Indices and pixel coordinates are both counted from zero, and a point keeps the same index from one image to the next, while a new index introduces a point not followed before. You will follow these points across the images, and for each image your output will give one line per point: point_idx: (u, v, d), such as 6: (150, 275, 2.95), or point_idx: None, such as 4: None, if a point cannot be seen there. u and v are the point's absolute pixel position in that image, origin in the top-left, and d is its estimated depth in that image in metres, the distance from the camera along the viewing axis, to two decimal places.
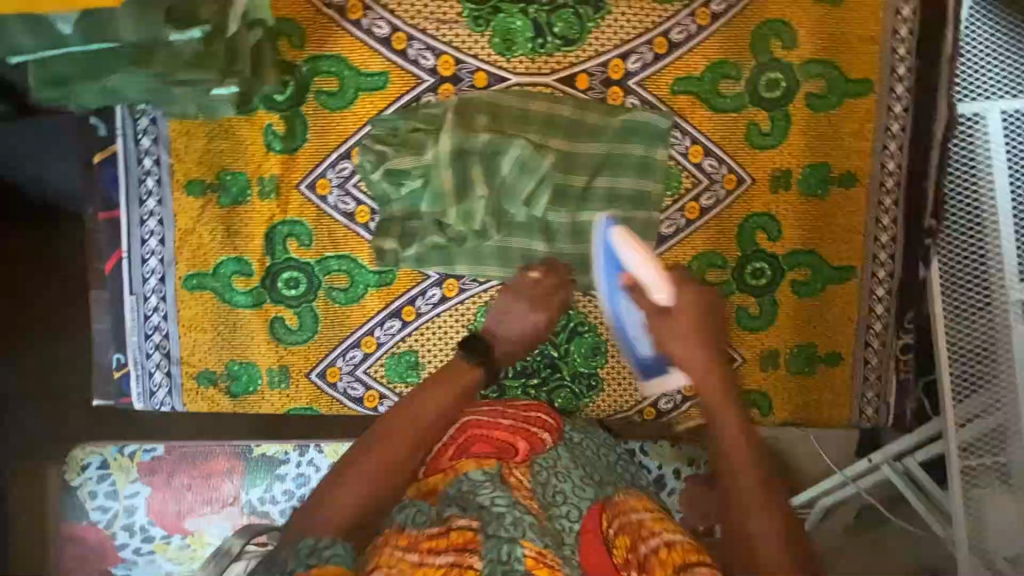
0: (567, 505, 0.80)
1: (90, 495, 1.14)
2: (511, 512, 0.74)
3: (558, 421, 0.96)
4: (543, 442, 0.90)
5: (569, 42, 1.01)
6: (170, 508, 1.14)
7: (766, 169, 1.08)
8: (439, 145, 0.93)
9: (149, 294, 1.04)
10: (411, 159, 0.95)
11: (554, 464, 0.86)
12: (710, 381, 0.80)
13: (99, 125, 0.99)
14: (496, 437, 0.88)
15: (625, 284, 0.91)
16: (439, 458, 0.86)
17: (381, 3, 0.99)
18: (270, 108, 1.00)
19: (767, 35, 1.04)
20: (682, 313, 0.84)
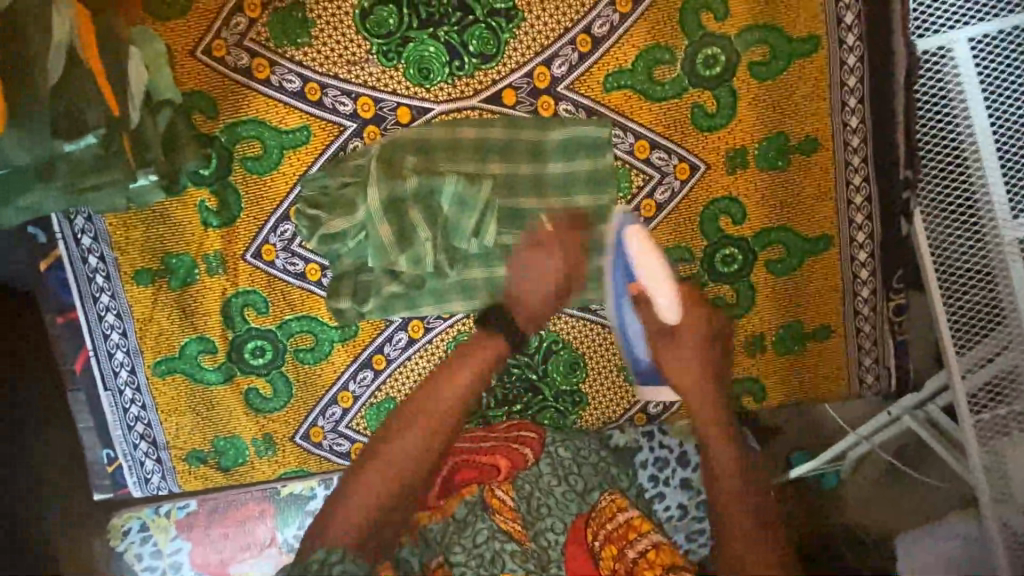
0: (552, 517, 0.84)
1: (136, 558, 1.11)
2: (489, 548, 0.79)
3: (539, 433, 0.99)
4: (524, 458, 0.93)
5: (487, 59, 0.96)
6: (212, 558, 1.11)
7: (719, 150, 1.02)
8: (369, 200, 0.89)
9: (123, 387, 1.04)
10: (345, 223, 0.92)
11: (536, 479, 0.90)
12: (700, 401, 0.89)
13: (38, 233, 0.98)
14: (477, 462, 0.90)
15: (632, 298, 0.95)
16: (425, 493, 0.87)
17: (287, 56, 0.95)
18: (198, 183, 0.98)
19: (697, 9, 0.97)
20: (695, 341, 0.91)
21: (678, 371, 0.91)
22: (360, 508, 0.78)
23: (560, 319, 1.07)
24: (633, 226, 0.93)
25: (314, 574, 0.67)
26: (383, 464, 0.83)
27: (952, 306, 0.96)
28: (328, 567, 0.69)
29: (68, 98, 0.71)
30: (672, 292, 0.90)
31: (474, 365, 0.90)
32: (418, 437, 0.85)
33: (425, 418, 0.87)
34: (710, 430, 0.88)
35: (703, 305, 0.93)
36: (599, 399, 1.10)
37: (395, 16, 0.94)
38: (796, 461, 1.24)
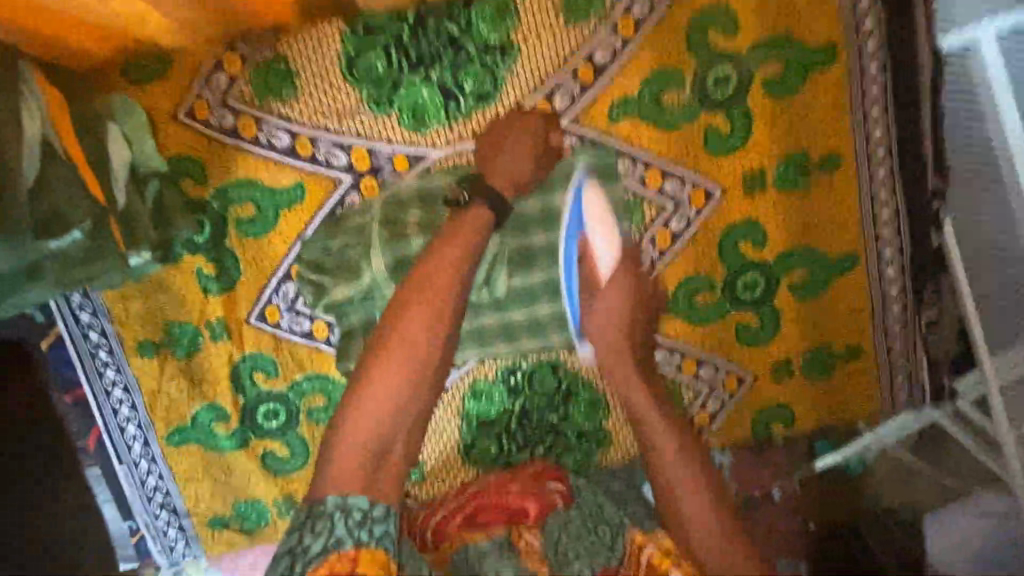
0: (580, 560, 0.82)
1: None
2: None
3: (567, 487, 0.94)
4: (555, 505, 0.90)
5: (484, 98, 0.91)
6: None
7: (735, 174, 0.96)
8: (374, 266, 0.89)
9: (138, 459, 1.03)
10: (351, 288, 0.91)
11: (565, 523, 0.86)
12: (619, 342, 0.90)
13: (35, 312, 0.97)
14: (505, 503, 0.90)
15: (577, 251, 0.87)
16: (449, 522, 0.89)
17: (273, 112, 0.90)
18: (194, 251, 0.94)
19: (704, 26, 0.90)
20: (618, 298, 0.89)
21: (609, 312, 0.89)
22: (365, 436, 0.69)
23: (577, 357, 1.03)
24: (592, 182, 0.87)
25: (352, 531, 0.64)
26: (358, 426, 0.70)
27: (983, 306, 0.94)
28: (370, 523, 0.65)
29: (46, 199, 0.69)
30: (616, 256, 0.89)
31: (453, 275, 0.79)
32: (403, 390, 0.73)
33: (404, 351, 0.75)
34: (621, 376, 0.92)
35: (642, 275, 0.93)
36: (623, 435, 1.06)
37: (383, 60, 0.89)
38: (821, 449, 1.11)
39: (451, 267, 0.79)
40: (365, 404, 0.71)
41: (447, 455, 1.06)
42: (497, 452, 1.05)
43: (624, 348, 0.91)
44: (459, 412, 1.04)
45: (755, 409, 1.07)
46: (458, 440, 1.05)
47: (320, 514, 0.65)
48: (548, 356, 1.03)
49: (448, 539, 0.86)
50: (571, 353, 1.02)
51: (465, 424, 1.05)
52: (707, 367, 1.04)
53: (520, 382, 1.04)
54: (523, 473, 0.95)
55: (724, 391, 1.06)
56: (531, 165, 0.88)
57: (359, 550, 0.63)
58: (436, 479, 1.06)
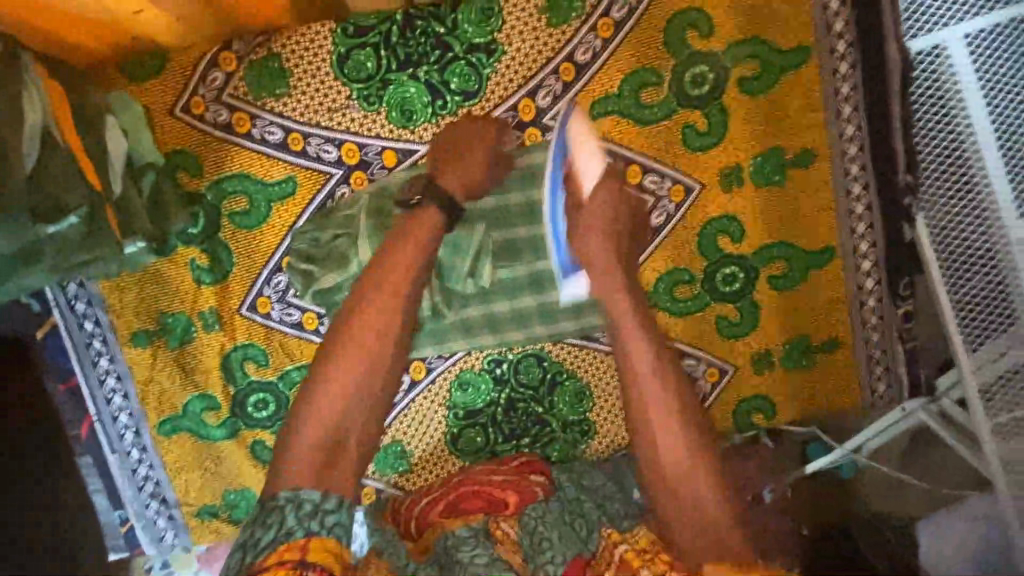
0: (553, 551, 0.74)
1: None
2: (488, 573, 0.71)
3: (548, 478, 0.94)
4: (535, 495, 0.89)
5: (470, 95, 0.94)
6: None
7: (713, 170, 1.00)
8: (361, 254, 0.91)
9: (130, 448, 1.04)
10: (337, 275, 0.93)
11: (543, 514, 0.82)
12: (609, 267, 0.78)
13: (32, 302, 0.99)
14: (486, 492, 0.90)
15: (561, 177, 0.83)
16: (432, 510, 0.90)
17: (267, 108, 0.93)
18: (188, 242, 0.97)
19: (681, 28, 0.94)
20: (599, 207, 0.80)
21: (586, 220, 0.79)
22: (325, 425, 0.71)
23: (563, 349, 1.05)
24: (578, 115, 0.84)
25: (303, 520, 0.64)
26: (315, 418, 0.71)
27: (961, 305, 0.92)
28: (321, 514, 0.65)
29: (46, 185, 0.72)
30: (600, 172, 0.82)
31: (407, 273, 0.80)
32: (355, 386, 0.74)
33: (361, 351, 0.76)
34: (609, 288, 0.77)
35: (625, 189, 0.85)
36: (608, 425, 1.07)
37: (372, 58, 0.92)
38: (813, 453, 1.16)
39: (406, 264, 0.80)
40: (320, 403, 0.72)
41: (434, 445, 1.07)
42: (483, 441, 1.07)
43: (617, 275, 0.78)
44: (446, 403, 1.06)
45: (737, 400, 1.09)
46: (444, 431, 1.07)
47: (273, 507, 0.65)
48: (533, 348, 1.05)
49: (429, 527, 0.88)
50: (558, 345, 1.05)
51: (452, 414, 1.07)
52: (688, 358, 1.07)
53: (506, 373, 1.06)
54: (506, 466, 0.96)
55: (706, 382, 1.08)
56: (480, 174, 0.87)
57: (310, 539, 0.62)
58: (423, 469, 1.08)
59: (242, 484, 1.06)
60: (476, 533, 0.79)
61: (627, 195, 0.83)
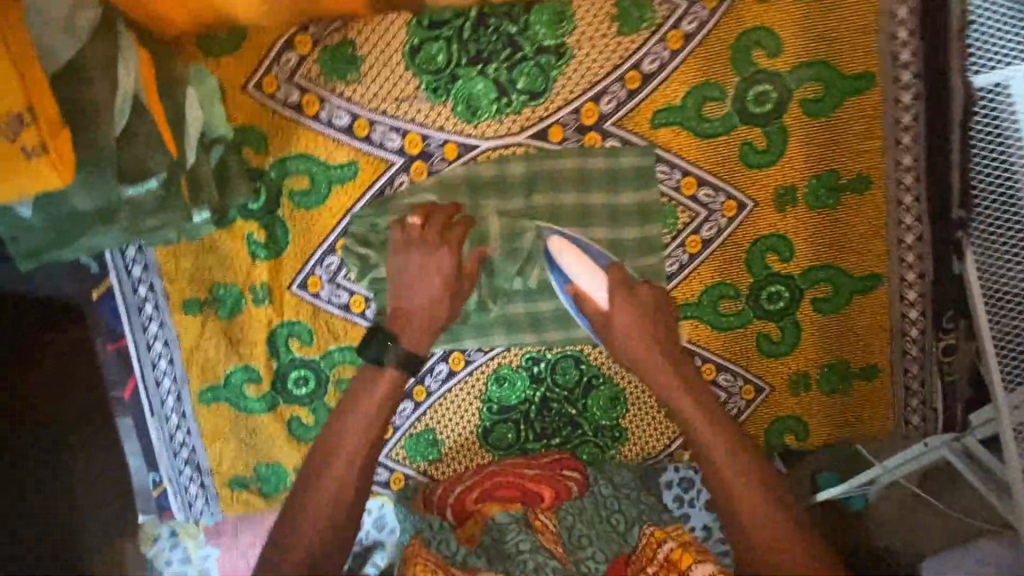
0: (593, 547, 0.85)
1: (165, 563, 1.14)
2: (533, 557, 0.79)
3: (581, 473, 0.94)
4: (568, 490, 0.92)
5: (535, 95, 0.96)
6: (239, 566, 1.12)
7: (768, 188, 1.00)
8: None
9: (169, 413, 1.06)
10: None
11: (579, 511, 0.89)
12: (639, 344, 0.86)
13: (90, 263, 1.01)
14: (521, 484, 0.92)
15: (572, 298, 0.91)
16: (465, 498, 0.91)
17: (336, 92, 0.95)
18: (248, 217, 0.99)
19: (750, 45, 0.96)
20: (625, 307, 0.87)
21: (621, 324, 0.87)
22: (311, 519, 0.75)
23: (601, 352, 1.06)
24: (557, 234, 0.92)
25: None
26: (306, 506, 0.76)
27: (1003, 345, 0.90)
28: None
29: (135, 148, 0.74)
30: (604, 281, 0.89)
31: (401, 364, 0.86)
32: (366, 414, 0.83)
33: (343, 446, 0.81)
34: (644, 354, 0.86)
35: (641, 288, 0.89)
36: (641, 433, 1.08)
37: (444, 52, 0.94)
38: (824, 482, 1.18)
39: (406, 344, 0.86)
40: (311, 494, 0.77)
41: (465, 436, 1.08)
42: (514, 438, 1.08)
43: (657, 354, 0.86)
44: (481, 395, 1.08)
45: (772, 419, 1.09)
46: (477, 424, 1.08)
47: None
48: (572, 348, 1.06)
49: (468, 514, 0.90)
50: (596, 348, 1.06)
51: (487, 408, 1.08)
52: (725, 373, 1.07)
53: (544, 372, 1.07)
54: (539, 460, 0.95)
55: (741, 399, 1.08)
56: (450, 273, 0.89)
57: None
58: (453, 459, 1.09)
59: (275, 457, 1.07)
60: (516, 519, 0.87)
61: (644, 298, 0.88)
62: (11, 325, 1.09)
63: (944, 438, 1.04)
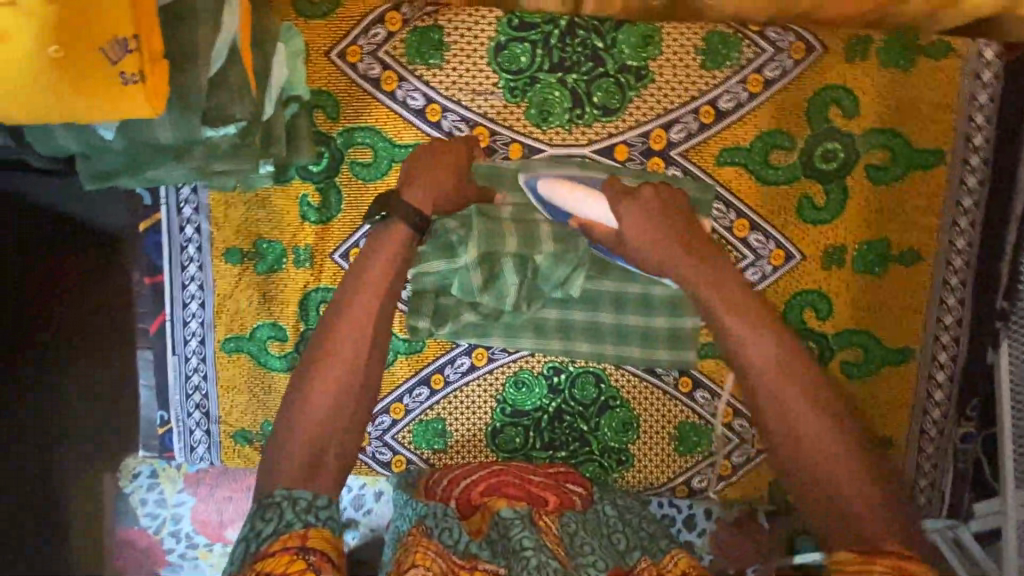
0: (595, 555, 0.77)
1: (140, 502, 1.18)
2: (537, 556, 0.72)
3: (585, 487, 0.97)
4: (573, 502, 0.93)
5: (609, 112, 0.97)
6: (212, 518, 1.17)
7: (819, 244, 1.00)
8: (470, 253, 0.92)
9: (190, 355, 1.07)
10: (446, 265, 0.93)
11: (582, 520, 0.86)
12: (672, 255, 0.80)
13: (145, 194, 1.03)
14: (527, 488, 0.93)
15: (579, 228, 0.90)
16: (471, 491, 0.94)
17: (415, 74, 0.97)
18: (306, 178, 1.00)
19: (826, 102, 0.96)
20: (635, 218, 0.83)
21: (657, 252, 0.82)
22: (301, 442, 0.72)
23: (623, 376, 1.06)
24: (536, 176, 0.91)
25: (300, 515, 0.64)
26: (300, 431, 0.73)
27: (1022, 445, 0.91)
28: (316, 510, 0.66)
29: (221, 92, 0.75)
30: (601, 199, 0.86)
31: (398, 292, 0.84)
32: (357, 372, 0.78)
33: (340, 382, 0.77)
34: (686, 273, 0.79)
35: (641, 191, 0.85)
36: (647, 463, 1.07)
37: (528, 54, 0.96)
38: (800, 545, 1.10)
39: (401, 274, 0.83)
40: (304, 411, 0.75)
41: (473, 432, 1.09)
42: (521, 443, 1.08)
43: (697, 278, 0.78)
44: (497, 396, 1.08)
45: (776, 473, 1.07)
46: (487, 422, 1.08)
47: (270, 504, 0.66)
48: (595, 366, 1.06)
49: (475, 508, 0.91)
50: (619, 371, 1.06)
51: (500, 408, 1.08)
52: (741, 419, 1.06)
53: (562, 383, 1.07)
54: (543, 470, 0.99)
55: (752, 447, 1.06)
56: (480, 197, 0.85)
57: (310, 528, 0.63)
58: (456, 453, 1.09)
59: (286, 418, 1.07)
60: (522, 516, 0.80)
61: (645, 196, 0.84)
62: (11, 324, 1.12)
63: (938, 523, 1.08)
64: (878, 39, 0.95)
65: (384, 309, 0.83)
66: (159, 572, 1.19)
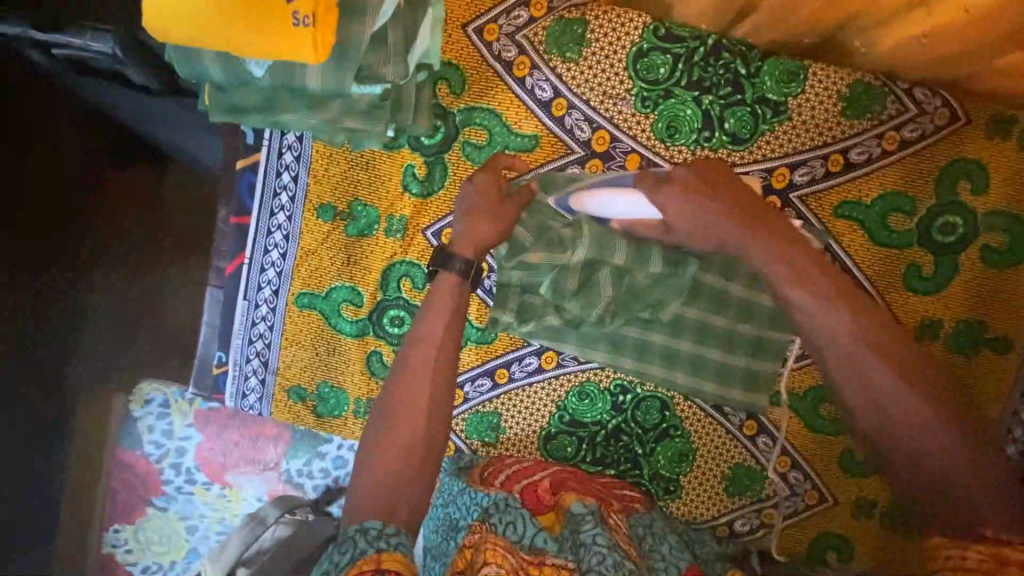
0: (665, 561, 0.78)
1: (147, 429, 1.20)
2: (612, 555, 0.74)
3: (642, 495, 0.98)
4: (636, 510, 0.92)
5: (737, 142, 0.94)
6: (216, 458, 1.18)
7: (915, 315, 0.99)
8: (578, 254, 0.90)
9: (261, 302, 1.05)
10: (545, 258, 0.92)
11: (648, 523, 0.88)
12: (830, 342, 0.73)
13: (249, 133, 1.02)
14: (591, 491, 0.92)
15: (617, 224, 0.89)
16: (537, 487, 0.91)
17: (549, 65, 0.94)
18: (415, 148, 0.99)
19: (957, 175, 0.94)
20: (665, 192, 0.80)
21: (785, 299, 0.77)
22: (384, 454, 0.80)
23: (689, 408, 1.05)
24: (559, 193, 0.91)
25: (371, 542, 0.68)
26: (388, 432, 0.81)
27: None
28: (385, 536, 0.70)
29: (377, 50, 0.73)
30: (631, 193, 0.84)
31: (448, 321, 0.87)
32: (419, 383, 0.84)
33: (414, 412, 0.82)
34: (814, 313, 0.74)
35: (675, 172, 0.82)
36: (695, 496, 1.06)
37: (668, 66, 0.93)
38: None
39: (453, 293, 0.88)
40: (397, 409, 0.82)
41: (527, 433, 1.07)
42: (572, 452, 1.06)
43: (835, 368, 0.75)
44: (558, 402, 1.07)
45: (821, 531, 1.04)
46: (545, 425, 1.07)
47: (344, 539, 0.70)
48: (662, 393, 1.05)
49: (545, 504, 0.89)
50: (686, 402, 1.05)
51: (559, 414, 1.07)
52: (797, 471, 1.04)
53: (627, 403, 1.06)
54: (600, 480, 0.98)
55: (801, 501, 1.04)
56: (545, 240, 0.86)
57: (382, 553, 0.67)
58: (507, 449, 1.08)
59: (345, 383, 1.05)
60: (593, 512, 0.82)
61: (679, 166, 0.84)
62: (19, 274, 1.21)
63: None
64: None
65: (451, 334, 0.87)
66: (152, 500, 1.19)
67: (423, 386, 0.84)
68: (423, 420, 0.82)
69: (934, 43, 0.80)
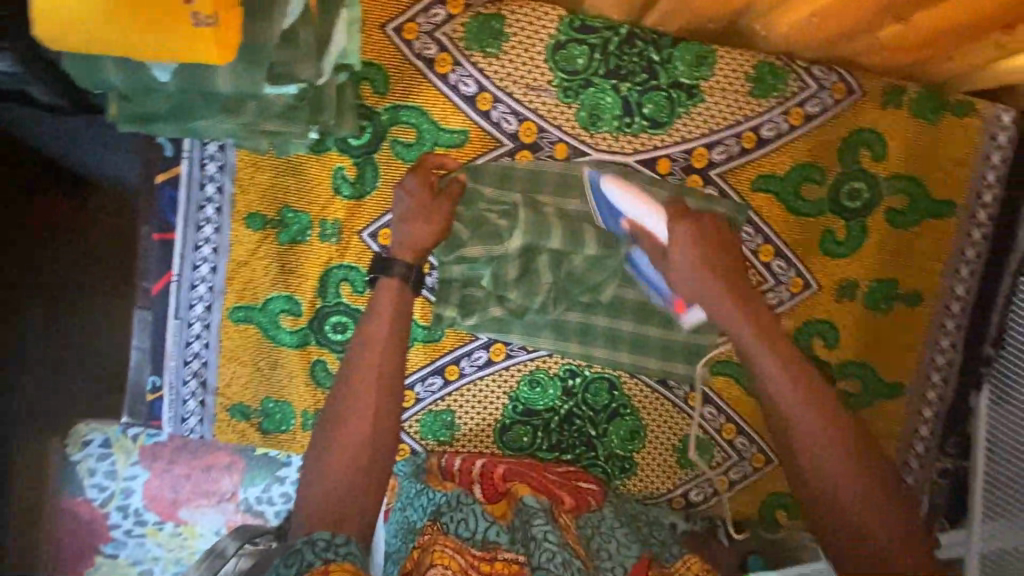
0: (613, 560, 0.83)
1: (88, 472, 1.11)
2: (561, 552, 0.77)
3: (595, 484, 0.99)
4: (587, 503, 0.94)
5: (657, 125, 0.98)
6: (166, 495, 1.11)
7: (835, 278, 1.05)
8: (512, 242, 0.93)
9: (194, 320, 1.01)
10: (483, 250, 0.94)
11: (597, 523, 0.90)
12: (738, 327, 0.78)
13: (167, 145, 0.99)
14: (542, 485, 0.94)
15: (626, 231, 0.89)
16: (491, 472, 0.94)
17: (471, 60, 0.96)
18: (343, 150, 0.98)
19: (858, 144, 1.01)
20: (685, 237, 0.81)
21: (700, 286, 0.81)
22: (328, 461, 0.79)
23: (636, 385, 1.08)
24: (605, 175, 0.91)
25: (320, 554, 0.66)
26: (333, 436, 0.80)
27: (990, 481, 0.96)
28: (334, 547, 0.68)
29: (290, 49, 0.72)
30: (661, 214, 0.84)
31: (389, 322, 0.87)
32: (363, 384, 0.84)
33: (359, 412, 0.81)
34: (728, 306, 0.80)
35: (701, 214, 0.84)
36: (649, 472, 1.09)
37: (586, 57, 0.96)
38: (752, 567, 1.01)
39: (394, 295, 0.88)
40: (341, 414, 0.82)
41: (481, 426, 1.07)
42: (528, 442, 1.07)
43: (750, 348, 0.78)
44: (510, 393, 1.07)
45: (770, 492, 1.09)
46: (499, 417, 1.07)
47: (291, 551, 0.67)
48: (610, 372, 1.07)
49: (499, 493, 0.92)
50: (633, 380, 1.07)
51: (512, 405, 1.07)
52: (743, 437, 1.08)
53: (576, 387, 1.07)
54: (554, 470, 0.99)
55: (749, 465, 1.09)
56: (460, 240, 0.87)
57: (331, 564, 0.65)
58: (463, 445, 1.07)
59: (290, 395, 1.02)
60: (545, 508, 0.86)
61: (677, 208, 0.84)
62: None
63: None
64: (911, 91, 1.01)
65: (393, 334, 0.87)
66: (100, 548, 1.12)
67: (367, 388, 0.83)
68: (370, 420, 0.81)
69: (824, 22, 0.86)
